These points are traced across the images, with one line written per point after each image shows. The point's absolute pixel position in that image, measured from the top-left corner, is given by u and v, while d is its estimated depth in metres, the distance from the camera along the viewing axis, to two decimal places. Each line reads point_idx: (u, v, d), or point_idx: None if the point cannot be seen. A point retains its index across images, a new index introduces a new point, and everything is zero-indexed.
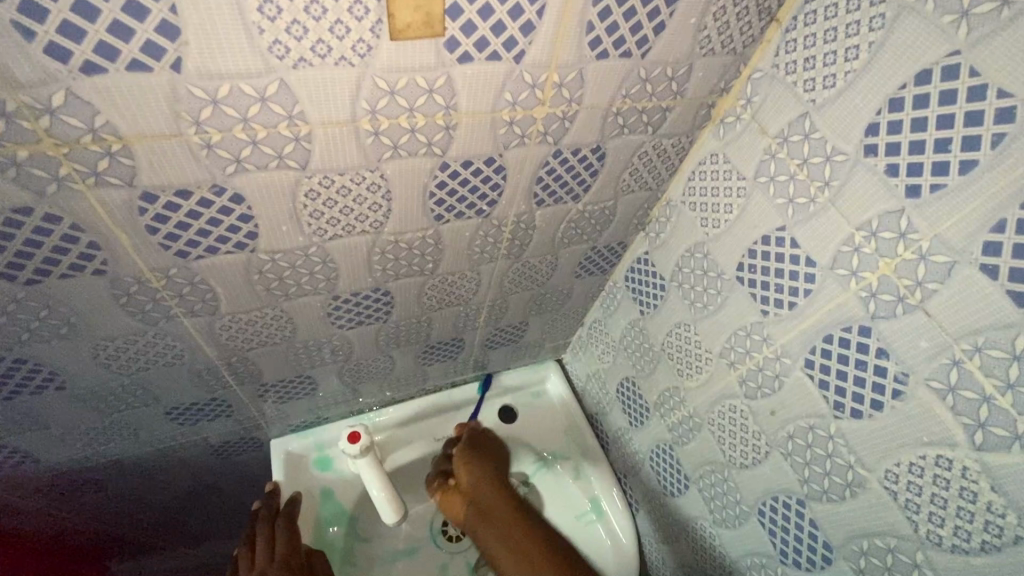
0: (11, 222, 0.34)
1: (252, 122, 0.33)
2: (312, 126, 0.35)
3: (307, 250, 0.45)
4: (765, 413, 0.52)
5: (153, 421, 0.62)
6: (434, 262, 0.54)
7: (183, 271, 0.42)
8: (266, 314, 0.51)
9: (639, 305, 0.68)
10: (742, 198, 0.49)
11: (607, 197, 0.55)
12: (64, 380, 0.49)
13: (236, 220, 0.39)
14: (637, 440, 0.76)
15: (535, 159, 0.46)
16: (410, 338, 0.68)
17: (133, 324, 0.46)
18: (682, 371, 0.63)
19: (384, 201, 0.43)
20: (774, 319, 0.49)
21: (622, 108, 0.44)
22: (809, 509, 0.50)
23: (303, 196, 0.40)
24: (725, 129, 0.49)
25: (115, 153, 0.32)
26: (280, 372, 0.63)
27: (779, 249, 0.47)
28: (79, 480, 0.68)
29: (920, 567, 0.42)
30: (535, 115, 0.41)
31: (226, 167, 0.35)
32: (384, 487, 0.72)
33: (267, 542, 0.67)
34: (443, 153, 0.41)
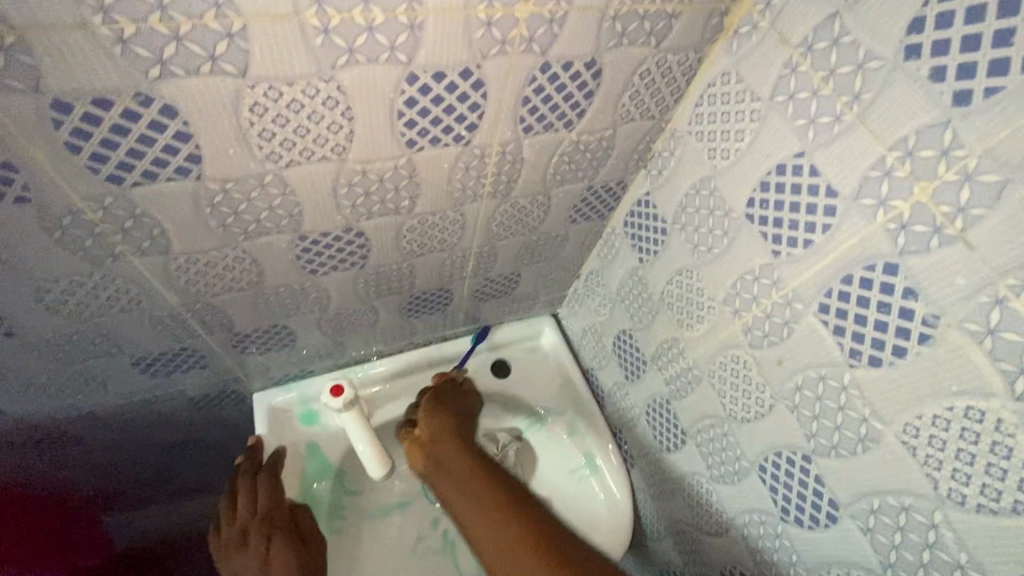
0: None
1: (170, 10, 0.28)
2: (246, 19, 0.29)
3: (262, 180, 0.40)
4: (772, 364, 0.48)
5: (121, 372, 0.59)
6: (410, 199, 0.49)
7: (120, 201, 0.37)
8: (226, 256, 0.46)
9: (638, 253, 0.63)
10: (756, 122, 0.43)
11: (603, 125, 0.49)
12: (10, 325, 0.46)
13: (172, 139, 0.34)
14: (632, 396, 0.73)
15: (519, 74, 0.40)
16: (392, 287, 0.64)
17: (76, 264, 0.41)
18: (683, 322, 0.58)
19: (344, 120, 0.38)
20: (785, 260, 0.44)
21: (619, 10, 0.38)
22: (816, 466, 0.46)
23: (248, 110, 0.34)
24: (738, 42, 0.43)
25: (10, 48, 0.27)
26: (252, 322, 0.59)
27: (795, 179, 0.41)
28: (52, 432, 0.66)
29: (937, 529, 0.38)
30: (517, 16, 0.35)
31: (149, 69, 0.30)
32: (370, 441, 0.70)
33: (250, 495, 0.66)
34: (410, 61, 0.35)
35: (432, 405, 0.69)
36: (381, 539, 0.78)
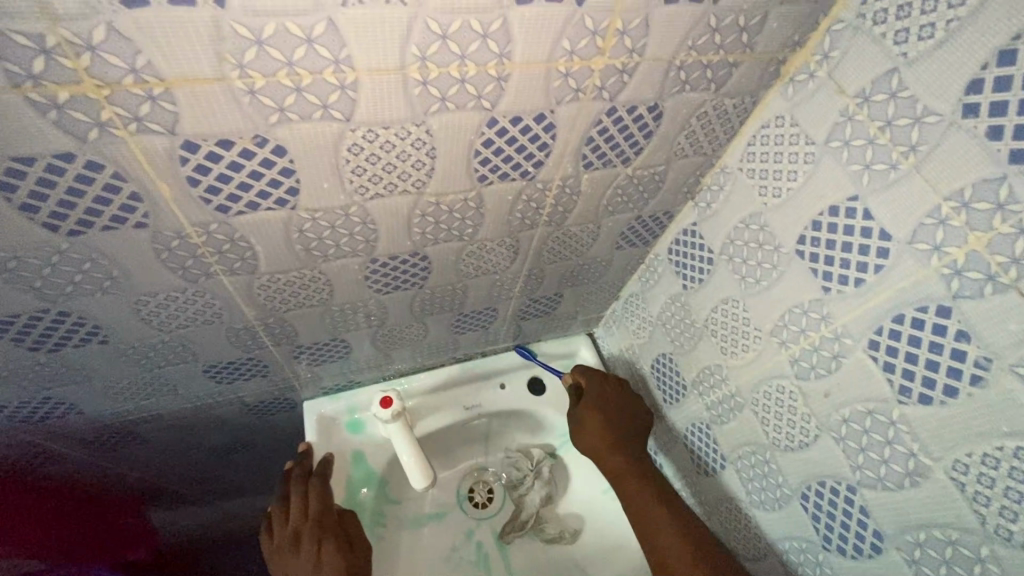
0: (54, 167, 0.32)
1: (297, 66, 0.31)
2: (358, 73, 0.33)
3: (347, 210, 0.43)
4: (818, 396, 0.49)
5: (191, 378, 0.63)
6: (474, 227, 0.52)
7: (223, 227, 0.41)
8: (304, 276, 0.50)
9: (682, 280, 0.65)
10: (810, 164, 0.45)
11: (658, 160, 0.52)
12: (107, 334, 0.50)
13: (277, 174, 0.38)
14: (671, 418, 0.74)
15: (588, 116, 0.43)
16: (445, 305, 0.67)
17: (174, 281, 0.45)
18: (726, 349, 0.60)
19: (428, 157, 0.41)
20: (835, 297, 0.46)
21: (686, 61, 0.41)
22: (860, 497, 0.48)
23: (346, 149, 0.38)
24: (795, 89, 0.45)
25: (156, 97, 0.30)
26: (315, 335, 0.63)
27: (848, 221, 0.43)
28: (121, 431, 0.70)
29: (983, 563, 0.39)
30: (593, 67, 0.38)
31: (270, 116, 0.33)
32: (415, 453, 0.72)
33: (302, 499, 0.69)
34: (493, 107, 0.39)
35: (591, 394, 0.75)
36: (417, 547, 0.81)
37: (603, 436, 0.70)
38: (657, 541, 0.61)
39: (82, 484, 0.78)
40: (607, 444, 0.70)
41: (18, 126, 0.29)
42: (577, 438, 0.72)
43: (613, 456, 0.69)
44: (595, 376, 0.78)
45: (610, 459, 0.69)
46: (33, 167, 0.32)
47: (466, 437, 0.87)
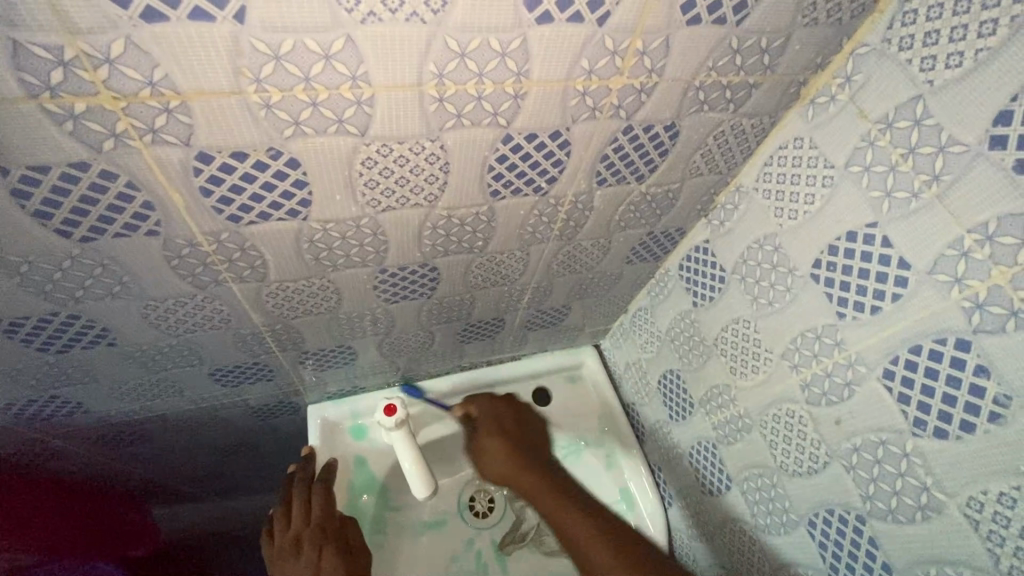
0: (68, 176, 0.32)
1: (314, 82, 0.31)
2: (374, 89, 0.32)
3: (359, 221, 0.43)
4: (829, 422, 0.49)
5: (197, 381, 0.63)
6: (484, 240, 0.52)
7: (234, 236, 0.41)
8: (313, 284, 0.50)
9: (693, 297, 0.64)
10: (828, 188, 0.45)
11: (672, 178, 0.51)
12: (115, 337, 0.50)
13: (290, 185, 0.38)
14: (676, 434, 0.74)
15: (604, 134, 0.42)
16: (451, 315, 0.67)
17: (183, 287, 0.45)
18: (736, 370, 0.59)
19: (441, 172, 0.41)
20: (850, 324, 0.45)
21: (705, 81, 0.40)
22: (870, 527, 0.47)
23: (360, 163, 0.38)
24: (815, 111, 0.45)
25: (172, 110, 0.30)
26: (321, 341, 0.63)
27: (866, 248, 0.43)
28: (126, 429, 0.70)
29: None
30: (611, 86, 0.38)
31: (285, 129, 0.33)
32: (416, 460, 0.72)
33: (303, 506, 0.69)
34: (508, 124, 0.38)
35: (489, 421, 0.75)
36: (416, 557, 0.80)
37: (509, 459, 0.70)
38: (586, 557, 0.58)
39: (77, 482, 0.78)
40: (512, 464, 0.70)
41: (34, 135, 0.29)
42: (483, 462, 0.72)
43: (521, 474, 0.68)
44: (487, 402, 0.78)
45: (524, 477, 0.68)
46: (48, 176, 0.32)
47: None
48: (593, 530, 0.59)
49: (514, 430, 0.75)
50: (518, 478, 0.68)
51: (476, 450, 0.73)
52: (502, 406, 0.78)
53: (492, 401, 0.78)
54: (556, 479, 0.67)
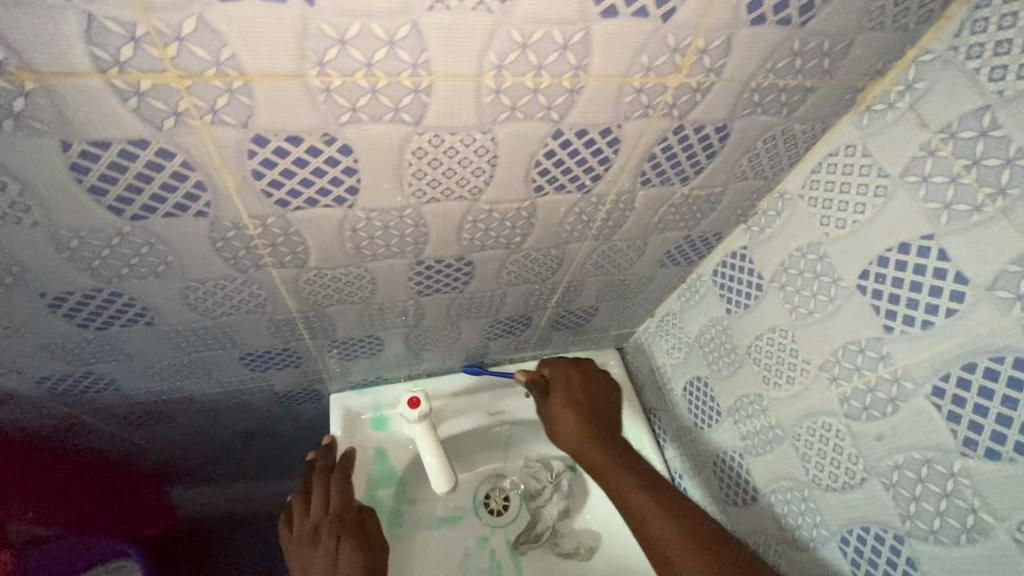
0: (126, 153, 0.32)
1: (375, 68, 0.30)
2: (433, 78, 0.32)
3: (402, 211, 0.43)
4: (869, 437, 0.48)
5: (227, 364, 0.63)
6: (522, 236, 0.51)
7: (280, 220, 0.41)
8: (350, 273, 0.50)
9: (727, 303, 0.63)
10: (880, 198, 0.44)
11: (717, 181, 0.50)
12: (153, 316, 0.50)
13: (340, 172, 0.38)
14: (701, 442, 0.73)
15: (654, 133, 0.42)
16: (480, 310, 0.67)
17: (225, 270, 0.45)
18: (769, 380, 0.59)
19: (488, 165, 0.41)
20: (898, 337, 0.44)
21: (762, 84, 0.39)
22: (908, 547, 0.46)
23: (410, 153, 0.38)
24: (870, 118, 0.44)
25: (235, 91, 0.30)
26: (351, 331, 0.63)
27: (919, 260, 0.42)
28: (153, 409, 0.71)
29: None
30: (667, 84, 0.37)
31: (341, 115, 0.33)
32: (438, 454, 0.72)
33: (323, 493, 0.70)
34: (561, 119, 0.38)
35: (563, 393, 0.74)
36: (431, 551, 0.80)
37: (580, 431, 0.69)
38: (648, 528, 0.57)
39: (100, 458, 0.79)
40: (580, 434, 0.69)
41: (97, 110, 0.29)
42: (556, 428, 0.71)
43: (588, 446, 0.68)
44: (560, 365, 0.78)
45: (586, 452, 0.68)
46: (107, 151, 0.32)
47: (488, 442, 0.87)
48: (656, 503, 0.58)
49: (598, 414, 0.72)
50: (581, 452, 0.68)
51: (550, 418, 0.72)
52: (574, 374, 0.76)
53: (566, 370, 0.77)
54: (612, 443, 0.67)
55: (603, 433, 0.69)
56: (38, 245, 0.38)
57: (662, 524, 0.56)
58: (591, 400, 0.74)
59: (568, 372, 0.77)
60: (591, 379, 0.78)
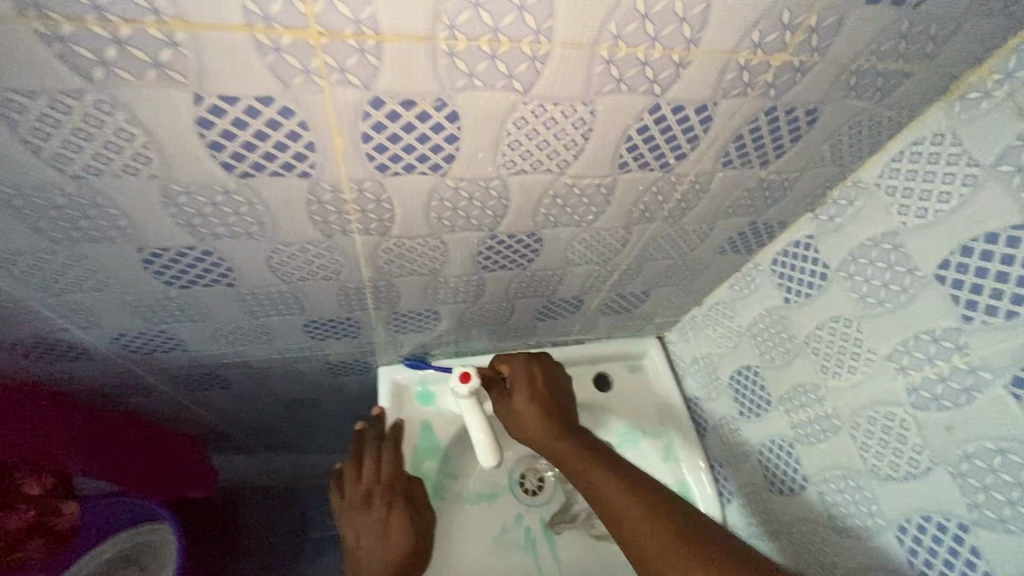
0: (251, 109, 0.34)
1: (501, 33, 0.31)
2: (552, 46, 0.33)
3: (489, 183, 0.44)
4: (937, 427, 0.48)
5: (289, 331, 0.65)
6: (595, 214, 0.52)
7: (375, 186, 0.42)
8: (426, 244, 0.51)
9: (785, 293, 0.64)
10: (968, 187, 0.44)
11: (794, 167, 0.50)
12: (235, 278, 0.52)
13: (442, 139, 0.38)
14: (746, 432, 0.73)
15: (747, 113, 0.42)
16: (536, 289, 0.67)
17: (313, 233, 0.47)
18: (827, 369, 0.59)
19: (582, 138, 0.41)
20: (978, 327, 0.44)
21: (862, 66, 0.40)
22: (973, 536, 0.46)
23: (512, 122, 0.38)
24: (962, 107, 0.43)
25: (366, 51, 0.31)
26: (412, 303, 0.64)
27: (1008, 251, 0.42)
28: (211, 372, 0.73)
29: None
30: (771, 62, 0.37)
31: (457, 80, 0.34)
32: (485, 429, 0.73)
33: (374, 461, 0.71)
34: (661, 93, 0.38)
35: (525, 384, 0.73)
36: (472, 525, 0.81)
37: (541, 422, 0.68)
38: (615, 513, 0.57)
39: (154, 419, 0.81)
40: (545, 428, 0.68)
41: (237, 64, 0.30)
42: (517, 424, 0.70)
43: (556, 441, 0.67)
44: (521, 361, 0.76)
45: (550, 443, 0.67)
46: (233, 107, 0.33)
47: None
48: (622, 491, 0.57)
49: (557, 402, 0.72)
50: (547, 444, 0.67)
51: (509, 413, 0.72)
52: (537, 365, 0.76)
53: (525, 363, 0.75)
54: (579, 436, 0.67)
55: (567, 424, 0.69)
56: (147, 198, 0.40)
57: (636, 517, 0.54)
58: (556, 391, 0.73)
59: (534, 367, 0.75)
60: (548, 367, 0.76)
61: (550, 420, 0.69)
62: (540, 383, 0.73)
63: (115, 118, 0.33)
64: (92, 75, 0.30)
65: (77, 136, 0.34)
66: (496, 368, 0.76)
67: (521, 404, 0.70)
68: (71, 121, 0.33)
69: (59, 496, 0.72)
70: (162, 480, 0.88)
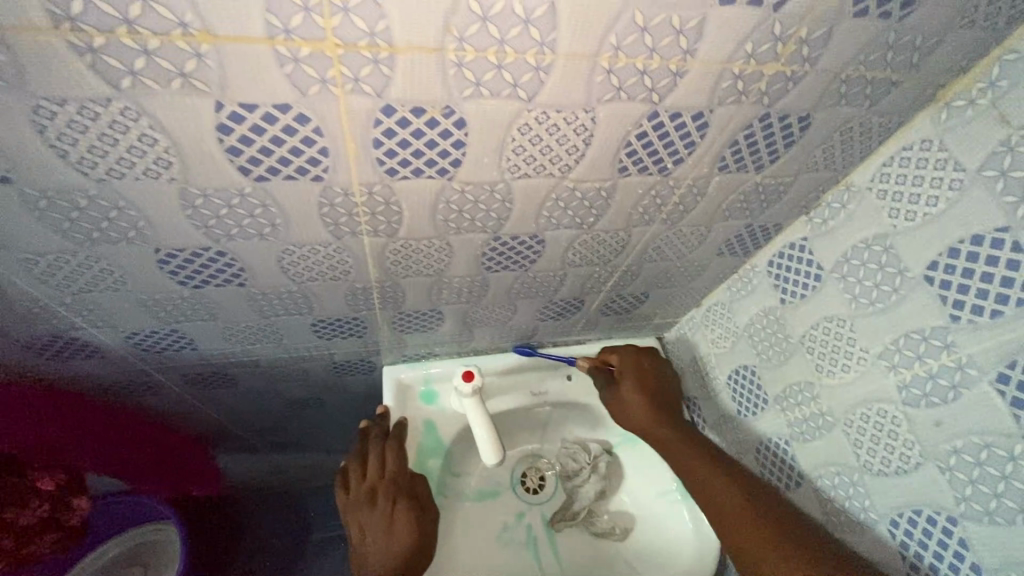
0: (268, 116, 0.35)
1: (507, 44, 0.33)
2: (556, 57, 0.34)
3: (494, 186, 0.46)
4: (926, 423, 0.50)
5: (297, 331, 0.66)
6: (596, 217, 0.54)
7: (384, 189, 0.44)
8: (432, 245, 0.53)
9: (781, 294, 0.65)
10: (954, 191, 0.45)
11: (788, 171, 0.52)
12: (246, 278, 0.53)
13: (449, 145, 0.40)
14: (744, 430, 0.75)
15: (742, 120, 0.44)
16: (539, 290, 0.69)
17: (322, 235, 0.48)
18: (821, 368, 0.60)
19: (583, 144, 0.43)
20: (964, 326, 0.46)
21: (852, 75, 0.42)
22: (961, 528, 0.47)
23: (517, 128, 0.40)
24: (949, 113, 0.45)
25: (379, 61, 0.33)
26: (417, 303, 0.66)
27: (993, 252, 0.43)
28: (219, 371, 0.74)
29: None
30: (764, 72, 0.39)
31: (465, 89, 0.36)
32: (489, 427, 0.74)
33: (379, 456, 0.72)
34: (659, 101, 0.40)
35: (633, 372, 0.79)
36: (473, 522, 0.82)
37: (651, 411, 0.75)
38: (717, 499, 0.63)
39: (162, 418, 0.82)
40: (652, 416, 0.75)
41: (257, 74, 0.32)
42: (623, 409, 0.77)
43: (657, 427, 0.73)
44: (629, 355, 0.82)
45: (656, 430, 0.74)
46: (252, 113, 0.35)
47: (530, 423, 0.90)
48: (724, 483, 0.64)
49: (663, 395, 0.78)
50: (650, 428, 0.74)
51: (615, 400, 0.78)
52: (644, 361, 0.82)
53: (634, 358, 0.81)
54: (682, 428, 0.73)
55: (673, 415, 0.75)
56: (166, 201, 0.42)
57: (735, 509, 0.61)
58: (662, 381, 0.80)
59: (640, 358, 0.82)
60: (660, 365, 0.82)
61: (656, 408, 0.75)
62: (633, 372, 0.79)
63: (139, 123, 0.35)
64: (120, 83, 0.32)
65: (102, 141, 0.36)
66: (606, 360, 0.82)
67: (629, 394, 0.77)
68: (98, 126, 0.35)
69: (72, 491, 0.71)
70: (167, 475, 0.89)
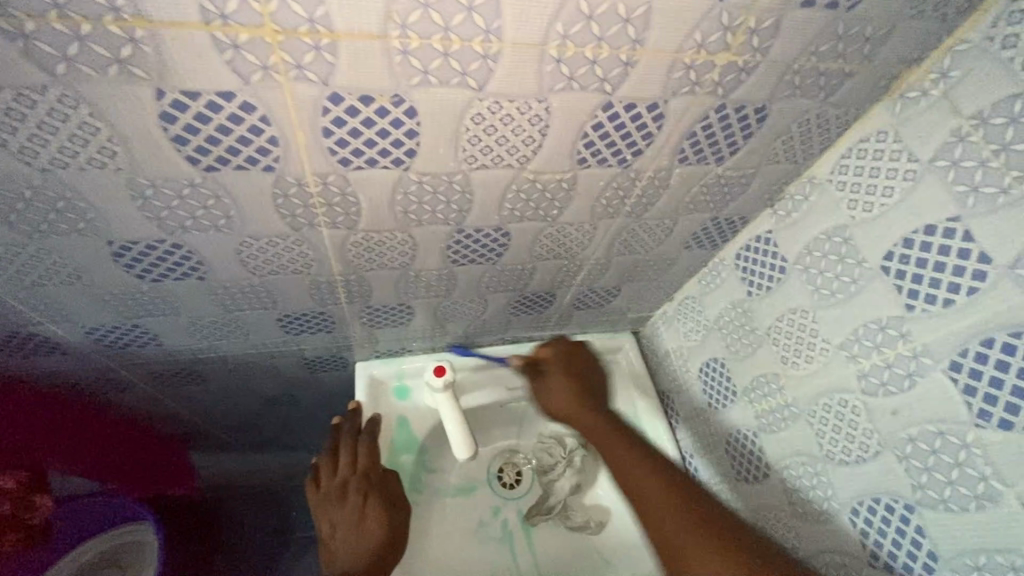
0: (212, 104, 0.35)
1: (452, 32, 0.33)
2: (503, 45, 0.34)
3: (452, 177, 0.46)
4: (884, 412, 0.50)
5: (264, 325, 0.66)
6: (559, 209, 0.54)
7: (340, 179, 0.43)
8: (395, 238, 0.53)
9: (748, 286, 0.66)
10: (909, 182, 0.46)
11: (749, 164, 0.52)
12: (206, 271, 0.53)
13: (402, 134, 0.40)
14: (715, 423, 0.75)
15: (698, 110, 0.44)
16: (510, 283, 0.69)
17: (280, 226, 0.48)
18: (786, 359, 0.61)
19: (539, 134, 0.43)
20: (919, 315, 0.46)
21: (805, 66, 0.42)
22: (917, 515, 0.48)
23: (470, 118, 0.40)
24: (903, 105, 0.46)
25: (322, 48, 0.32)
26: (385, 297, 0.65)
27: (945, 241, 0.44)
28: (186, 368, 0.73)
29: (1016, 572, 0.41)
30: (716, 62, 0.39)
31: (413, 77, 0.35)
32: (460, 422, 0.74)
33: (351, 452, 0.72)
34: (612, 91, 0.40)
35: (562, 365, 0.74)
36: (448, 517, 0.82)
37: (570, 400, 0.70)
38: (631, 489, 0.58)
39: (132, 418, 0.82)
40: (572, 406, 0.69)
41: (197, 61, 0.32)
42: (549, 401, 0.72)
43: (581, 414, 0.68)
44: (559, 345, 0.77)
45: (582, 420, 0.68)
46: (196, 102, 0.35)
47: (506, 418, 0.90)
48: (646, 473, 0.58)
49: (588, 385, 0.73)
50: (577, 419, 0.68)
51: (540, 392, 0.74)
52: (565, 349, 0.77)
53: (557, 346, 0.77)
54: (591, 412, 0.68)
55: (589, 404, 0.69)
56: (114, 191, 0.41)
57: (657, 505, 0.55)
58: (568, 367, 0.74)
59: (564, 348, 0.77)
60: (574, 351, 0.77)
61: (579, 396, 0.70)
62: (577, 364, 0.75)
63: (80, 111, 0.34)
64: (55, 70, 0.31)
65: (43, 130, 0.35)
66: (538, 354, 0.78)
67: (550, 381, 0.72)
68: (36, 115, 0.34)
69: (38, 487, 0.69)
70: (142, 476, 0.89)
